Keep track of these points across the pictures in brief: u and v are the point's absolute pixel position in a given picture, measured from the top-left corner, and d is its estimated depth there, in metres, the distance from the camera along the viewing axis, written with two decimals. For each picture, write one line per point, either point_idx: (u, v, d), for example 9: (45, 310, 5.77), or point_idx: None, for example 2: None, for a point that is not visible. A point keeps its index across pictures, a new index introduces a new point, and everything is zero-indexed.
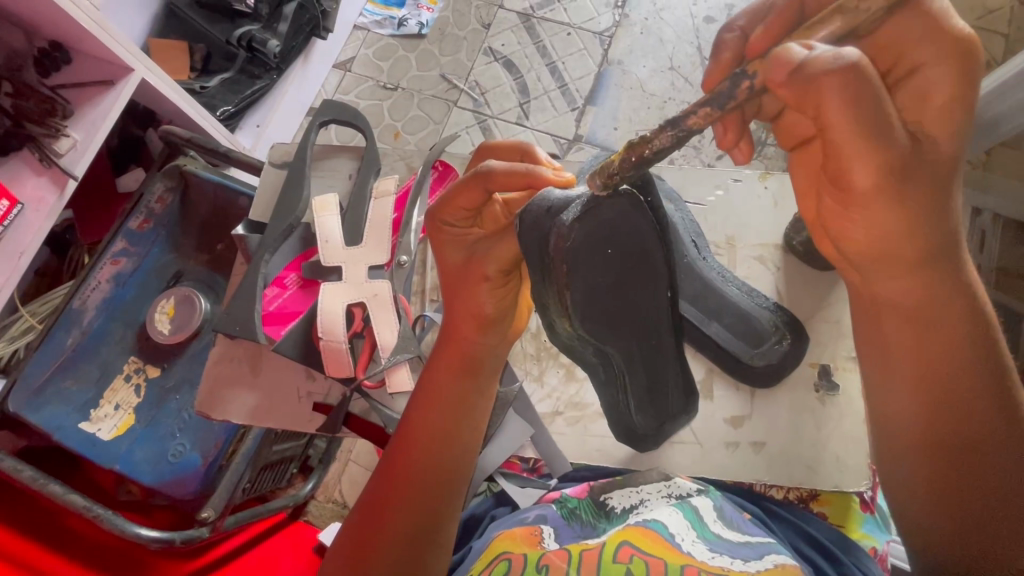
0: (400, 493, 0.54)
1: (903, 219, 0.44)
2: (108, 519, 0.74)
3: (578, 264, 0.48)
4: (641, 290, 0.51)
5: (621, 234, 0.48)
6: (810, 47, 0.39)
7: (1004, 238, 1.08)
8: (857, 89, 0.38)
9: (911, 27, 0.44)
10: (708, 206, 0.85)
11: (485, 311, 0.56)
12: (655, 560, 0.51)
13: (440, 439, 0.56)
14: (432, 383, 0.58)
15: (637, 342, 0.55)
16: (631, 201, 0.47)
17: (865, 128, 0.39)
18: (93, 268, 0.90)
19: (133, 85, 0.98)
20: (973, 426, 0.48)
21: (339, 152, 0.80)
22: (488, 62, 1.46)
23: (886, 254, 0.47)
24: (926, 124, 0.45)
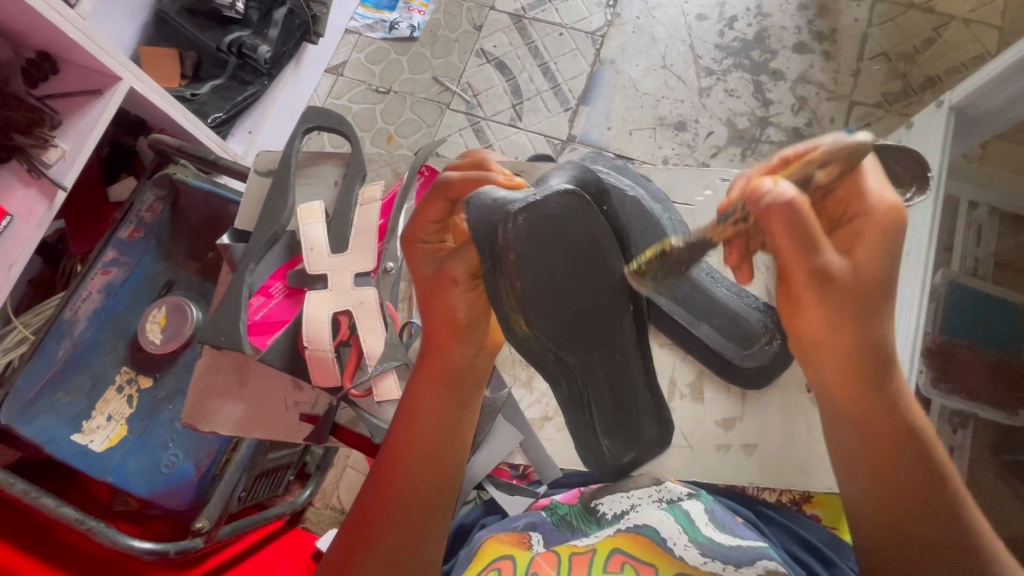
0: (392, 513, 0.54)
1: (830, 315, 0.51)
2: (102, 532, 0.74)
3: (528, 254, 0.48)
4: (602, 295, 0.53)
5: (575, 239, 0.49)
6: (775, 183, 0.47)
7: (1001, 230, 1.07)
8: (796, 228, 0.46)
9: (851, 188, 0.52)
10: (696, 206, 0.80)
11: (458, 315, 0.56)
12: (645, 565, 0.52)
13: (430, 456, 0.56)
14: (415, 398, 0.57)
15: (600, 356, 0.58)
16: (579, 201, 0.48)
17: (795, 239, 0.47)
18: (83, 279, 0.89)
19: (122, 94, 0.98)
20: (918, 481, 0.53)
21: (323, 159, 0.79)
22: (480, 64, 1.46)
23: (824, 341, 0.54)
24: (860, 254, 0.51)
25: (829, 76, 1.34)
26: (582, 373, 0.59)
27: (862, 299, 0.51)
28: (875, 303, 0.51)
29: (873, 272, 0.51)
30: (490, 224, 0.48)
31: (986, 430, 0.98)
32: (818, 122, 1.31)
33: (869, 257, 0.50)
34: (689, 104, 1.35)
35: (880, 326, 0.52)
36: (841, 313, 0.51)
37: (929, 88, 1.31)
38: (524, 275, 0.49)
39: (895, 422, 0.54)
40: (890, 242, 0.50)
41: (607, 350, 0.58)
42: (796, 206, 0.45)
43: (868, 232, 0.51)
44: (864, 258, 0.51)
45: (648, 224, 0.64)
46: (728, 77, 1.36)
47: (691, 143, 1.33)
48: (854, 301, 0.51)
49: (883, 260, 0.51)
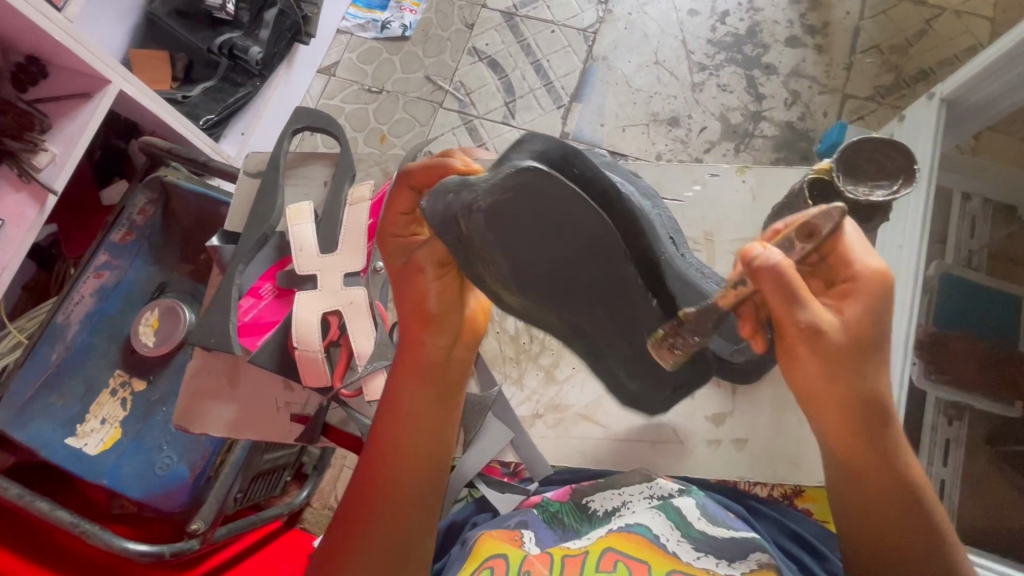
0: (382, 515, 0.54)
1: (821, 373, 0.51)
2: (97, 534, 0.74)
3: (493, 238, 0.46)
4: (595, 258, 0.49)
5: (540, 216, 0.45)
6: (764, 248, 0.47)
7: (994, 221, 1.07)
8: (784, 292, 0.46)
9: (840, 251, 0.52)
10: (686, 202, 0.80)
11: (429, 304, 0.55)
12: (640, 564, 0.50)
13: (417, 456, 0.56)
14: (397, 396, 0.57)
15: (604, 307, 0.54)
16: (538, 176, 0.42)
17: (785, 301, 0.47)
18: (75, 283, 0.89)
19: (111, 97, 0.98)
20: (899, 521, 0.54)
21: (313, 159, 0.79)
22: (473, 63, 1.45)
23: (817, 394, 0.53)
24: (851, 309, 0.50)
25: (822, 69, 1.34)
26: (592, 330, 0.58)
27: (852, 354, 0.50)
28: (868, 357, 0.51)
29: (860, 328, 0.50)
30: (450, 216, 0.47)
31: (981, 422, 0.98)
32: (811, 116, 1.31)
33: (854, 313, 0.50)
34: (682, 100, 1.35)
35: (872, 378, 0.51)
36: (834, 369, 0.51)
37: (922, 81, 1.31)
38: (495, 258, 0.49)
39: (880, 459, 0.54)
40: (878, 301, 0.51)
41: (611, 302, 0.54)
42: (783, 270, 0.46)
43: (856, 295, 0.51)
44: (852, 314, 0.50)
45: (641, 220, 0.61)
46: (721, 72, 1.36)
47: (684, 138, 1.33)
48: (842, 355, 0.50)
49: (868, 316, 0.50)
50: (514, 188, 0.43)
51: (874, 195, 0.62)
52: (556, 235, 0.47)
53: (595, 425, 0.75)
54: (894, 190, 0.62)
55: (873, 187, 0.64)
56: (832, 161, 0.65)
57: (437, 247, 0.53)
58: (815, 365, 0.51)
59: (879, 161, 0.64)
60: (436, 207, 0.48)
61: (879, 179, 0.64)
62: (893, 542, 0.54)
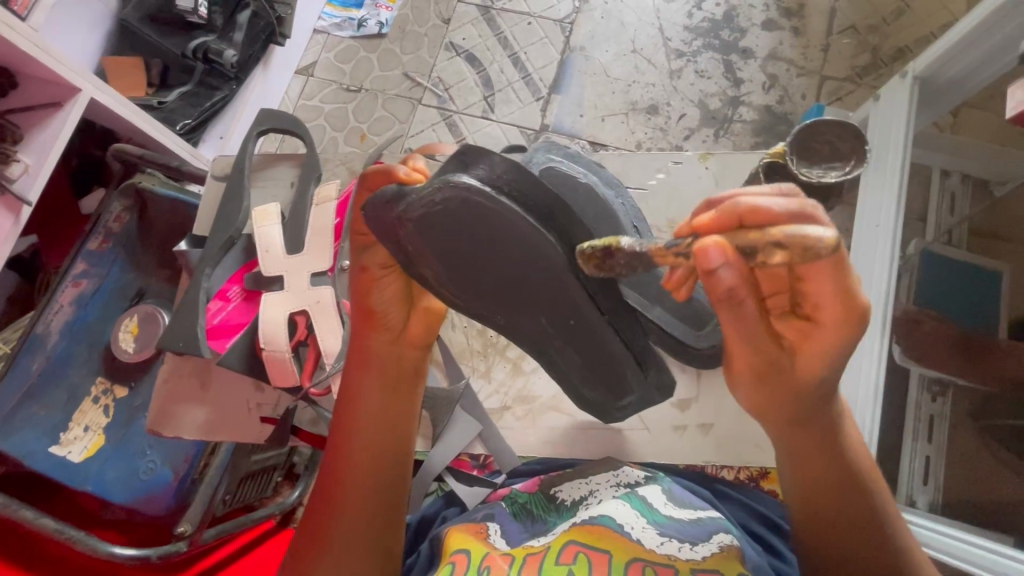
0: (340, 499, 0.58)
1: (762, 384, 0.53)
2: (81, 540, 0.75)
3: (427, 247, 0.49)
4: (531, 269, 0.50)
5: (469, 236, 0.47)
6: (714, 267, 0.40)
7: (973, 199, 1.05)
8: (734, 313, 0.45)
9: (823, 284, 0.44)
10: (650, 189, 0.81)
11: (376, 308, 0.59)
12: (601, 554, 0.51)
13: (374, 446, 0.60)
14: (354, 390, 0.61)
15: (547, 315, 0.55)
16: (466, 198, 0.44)
17: (734, 322, 0.47)
18: (53, 293, 0.90)
19: (82, 105, 0.98)
20: (849, 504, 0.55)
21: (278, 161, 0.82)
22: (450, 58, 1.45)
23: (764, 402, 0.55)
24: (812, 350, 0.49)
25: (799, 52, 1.34)
26: (541, 338, 0.60)
27: (807, 392, 0.52)
28: (818, 396, 0.53)
29: (817, 377, 0.51)
30: (382, 223, 0.49)
31: (965, 398, 0.94)
32: (789, 99, 1.31)
33: (810, 361, 0.50)
34: (660, 87, 1.35)
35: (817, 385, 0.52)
36: (786, 397, 0.53)
37: (898, 60, 1.30)
38: (431, 263, 0.52)
39: (828, 446, 0.55)
40: (838, 347, 0.48)
41: (559, 314, 0.54)
42: (730, 292, 0.42)
43: (812, 342, 0.49)
44: (808, 360, 0.50)
45: (604, 212, 0.68)
46: (699, 58, 1.36)
47: (664, 126, 1.33)
48: (799, 390, 0.52)
49: (822, 362, 0.50)
50: (447, 201, 0.44)
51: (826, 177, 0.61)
52: (492, 243, 0.48)
53: (563, 415, 0.77)
54: None
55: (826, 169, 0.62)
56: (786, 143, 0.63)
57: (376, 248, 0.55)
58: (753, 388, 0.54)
59: None
60: (374, 209, 0.49)
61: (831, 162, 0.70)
62: (835, 525, 0.55)
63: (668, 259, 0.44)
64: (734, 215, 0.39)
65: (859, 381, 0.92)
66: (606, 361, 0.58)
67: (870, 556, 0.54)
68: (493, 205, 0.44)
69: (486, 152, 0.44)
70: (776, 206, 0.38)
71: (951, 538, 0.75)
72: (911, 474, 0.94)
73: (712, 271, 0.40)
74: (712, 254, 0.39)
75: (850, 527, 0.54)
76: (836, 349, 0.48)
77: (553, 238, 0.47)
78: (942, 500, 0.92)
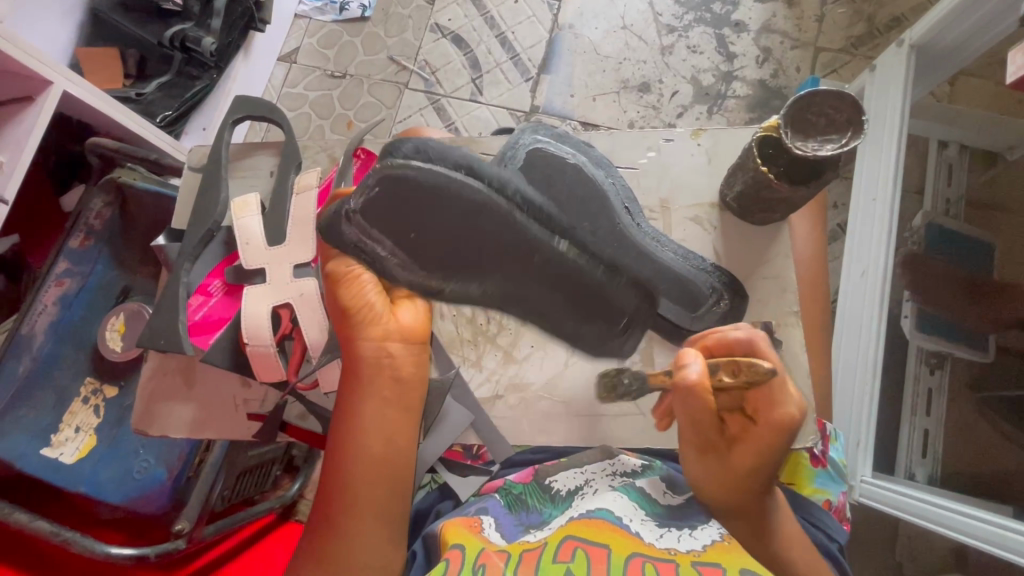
0: (343, 520, 0.61)
1: (709, 460, 0.59)
2: (77, 541, 0.74)
3: (379, 235, 0.61)
4: (486, 226, 0.59)
5: (422, 208, 0.58)
6: (689, 366, 0.55)
7: (971, 167, 1.04)
8: (686, 409, 0.55)
9: (771, 391, 0.56)
10: (641, 169, 0.76)
11: (347, 305, 0.62)
12: (599, 548, 0.49)
13: (377, 467, 0.62)
14: (351, 415, 0.63)
15: (516, 270, 0.63)
16: (386, 176, 0.57)
17: (692, 413, 0.56)
18: (37, 293, 0.88)
19: (55, 98, 0.95)
20: (779, 555, 0.59)
21: (257, 150, 0.79)
22: (436, 40, 1.41)
23: (710, 481, 0.59)
24: (750, 441, 0.57)
25: (793, 23, 1.30)
26: (528, 296, 0.66)
27: (748, 481, 0.57)
28: (767, 477, 0.57)
29: (754, 470, 0.57)
30: (332, 227, 0.62)
31: (962, 370, 0.94)
32: (783, 72, 1.28)
33: (747, 456, 0.57)
34: (652, 64, 1.32)
35: (767, 462, 0.57)
36: (726, 474, 0.58)
37: (894, 29, 1.27)
38: (394, 251, 0.62)
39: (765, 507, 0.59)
40: (771, 446, 0.56)
41: (526, 262, 0.62)
42: (692, 393, 0.54)
43: (753, 435, 0.57)
44: (741, 450, 0.57)
45: (593, 195, 0.68)
46: (690, 33, 1.32)
47: (657, 104, 1.30)
48: (740, 479, 0.57)
49: (759, 456, 0.57)
50: (379, 181, 0.57)
51: (822, 150, 0.57)
52: (439, 213, 0.58)
53: (557, 403, 0.73)
54: (844, 143, 0.58)
55: (821, 142, 0.60)
56: (780, 116, 0.59)
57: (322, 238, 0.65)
58: (696, 462, 0.59)
59: (828, 114, 0.59)
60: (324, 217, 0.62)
61: (827, 134, 0.60)
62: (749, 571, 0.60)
63: (660, 379, 0.63)
64: (707, 346, 0.59)
65: (857, 358, 0.91)
66: (588, 294, 0.65)
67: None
68: (430, 174, 0.57)
69: (405, 138, 0.58)
70: (734, 336, 0.58)
71: (952, 511, 0.74)
72: (910, 448, 0.93)
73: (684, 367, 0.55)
74: (688, 353, 0.56)
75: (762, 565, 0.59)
76: (773, 444, 0.56)
77: (495, 192, 0.59)
78: (939, 473, 0.91)
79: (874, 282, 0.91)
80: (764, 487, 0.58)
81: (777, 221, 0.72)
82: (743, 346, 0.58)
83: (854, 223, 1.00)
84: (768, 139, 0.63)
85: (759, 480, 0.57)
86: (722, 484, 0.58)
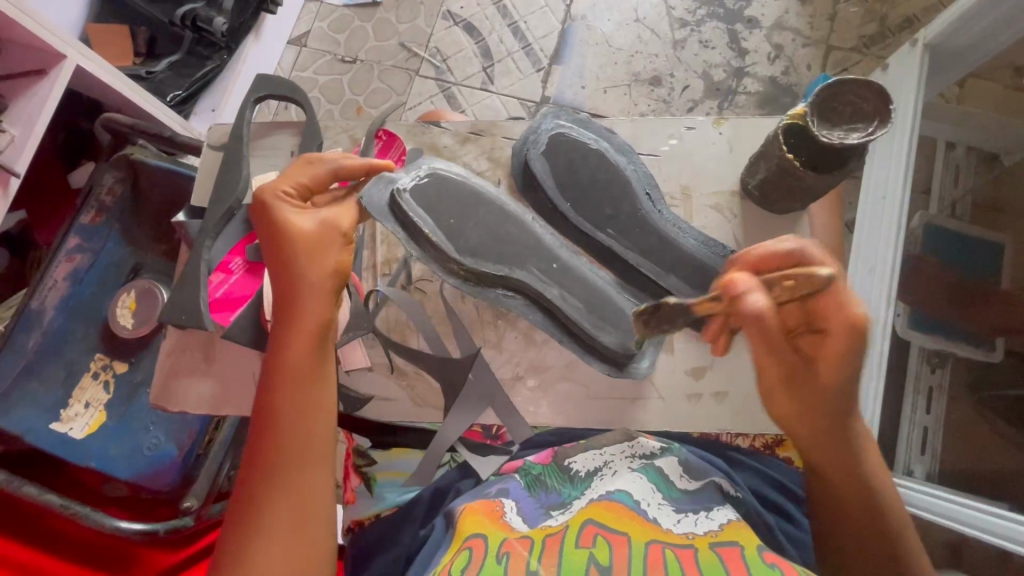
0: (287, 480, 0.57)
1: (788, 394, 0.58)
2: (87, 515, 0.75)
3: (422, 216, 0.70)
4: (510, 219, 0.71)
5: (450, 203, 0.71)
6: (750, 289, 0.50)
7: (978, 170, 1.02)
8: (760, 332, 0.50)
9: (830, 303, 0.53)
10: (663, 156, 0.76)
11: (340, 265, 0.63)
12: (619, 535, 0.49)
13: (320, 424, 0.60)
14: (287, 373, 0.60)
15: (534, 265, 0.70)
16: (436, 177, 0.72)
17: (768, 339, 0.52)
18: (47, 268, 0.87)
19: (67, 74, 0.94)
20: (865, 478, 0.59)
21: (278, 129, 0.79)
22: (448, 27, 1.40)
23: (798, 409, 0.58)
24: (829, 361, 0.55)
25: (805, 21, 1.30)
26: (533, 297, 0.71)
27: (829, 403, 0.57)
28: (844, 397, 0.57)
29: (836, 385, 0.56)
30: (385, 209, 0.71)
31: (964, 369, 0.94)
32: (795, 70, 1.29)
33: (831, 371, 0.55)
34: (664, 58, 1.32)
35: (846, 378, 0.56)
36: (812, 403, 0.57)
37: (906, 29, 1.27)
38: (433, 231, 0.70)
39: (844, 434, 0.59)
40: (852, 354, 0.54)
41: (541, 257, 0.70)
42: (762, 319, 0.49)
43: (829, 351, 0.55)
44: (827, 370, 0.55)
45: (614, 179, 0.72)
46: (703, 28, 1.32)
47: (667, 98, 1.31)
48: (825, 400, 0.57)
49: (841, 369, 0.55)
50: (430, 177, 0.72)
51: (849, 138, 0.58)
52: (469, 210, 0.71)
53: (577, 385, 0.74)
54: (871, 132, 0.58)
55: (848, 130, 0.60)
56: (809, 104, 0.60)
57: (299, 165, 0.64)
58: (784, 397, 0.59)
59: (855, 103, 0.60)
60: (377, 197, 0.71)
61: (853, 122, 0.61)
62: (848, 503, 0.59)
63: (704, 308, 0.53)
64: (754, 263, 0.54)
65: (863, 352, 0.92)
66: (576, 283, 0.70)
67: (871, 536, 0.59)
68: (467, 182, 0.72)
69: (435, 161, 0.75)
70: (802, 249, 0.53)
71: (959, 505, 0.74)
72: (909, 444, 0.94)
73: (742, 294, 0.50)
74: (743, 275, 0.50)
75: (846, 495, 0.60)
76: (848, 354, 0.54)
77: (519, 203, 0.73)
78: (939, 469, 0.90)
79: (881, 278, 0.91)
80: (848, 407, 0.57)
81: (796, 211, 0.73)
82: (795, 255, 0.53)
83: (861, 220, 1.01)
84: (794, 128, 0.63)
85: (843, 400, 0.57)
86: (812, 413, 0.58)
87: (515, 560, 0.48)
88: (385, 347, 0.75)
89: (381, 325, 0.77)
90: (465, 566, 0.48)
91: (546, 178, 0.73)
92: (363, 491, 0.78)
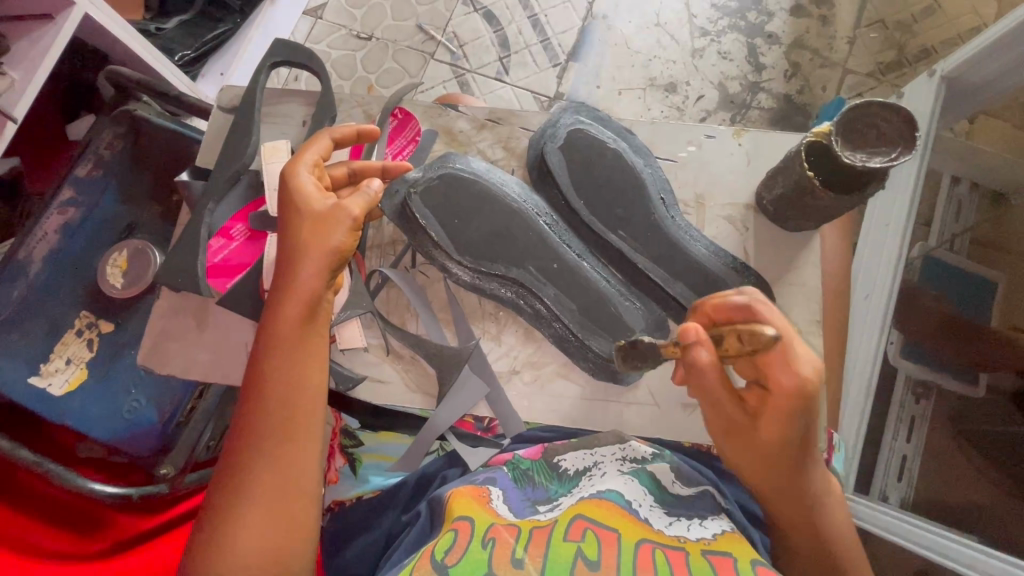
0: (264, 453, 0.56)
1: (744, 443, 0.60)
2: (60, 475, 0.73)
3: (428, 214, 0.70)
4: (515, 226, 0.70)
5: (463, 199, 0.70)
6: (695, 340, 0.54)
7: (982, 207, 1.01)
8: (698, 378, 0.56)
9: (774, 365, 0.53)
10: (679, 162, 0.76)
11: (338, 248, 0.58)
12: (609, 531, 0.49)
13: (298, 402, 0.58)
14: (270, 349, 0.59)
15: (535, 262, 0.70)
16: (452, 177, 0.70)
17: (710, 387, 0.56)
18: (39, 220, 0.87)
19: (75, 21, 0.90)
20: (822, 530, 0.60)
21: (291, 97, 0.78)
22: (467, 13, 1.38)
23: (755, 459, 0.59)
24: (775, 417, 0.55)
25: (825, 42, 1.30)
26: (529, 292, 0.71)
27: (773, 458, 0.58)
28: (793, 456, 0.57)
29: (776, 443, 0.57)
30: (400, 213, 0.71)
31: (949, 401, 0.95)
32: (810, 90, 1.28)
33: (769, 429, 0.56)
34: (681, 65, 1.31)
35: (800, 441, 0.56)
36: (762, 459, 0.59)
37: (923, 60, 1.27)
38: (438, 229, 0.70)
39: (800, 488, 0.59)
40: (793, 415, 0.54)
41: (542, 255, 0.70)
42: (705, 370, 0.54)
43: (777, 413, 0.55)
44: (766, 426, 0.56)
45: (629, 182, 0.71)
46: (723, 39, 1.32)
47: (682, 105, 1.30)
48: (767, 457, 0.58)
49: (780, 429, 0.55)
50: (442, 176, 0.70)
51: (872, 161, 0.58)
52: (476, 212, 0.70)
53: (573, 383, 0.74)
54: (894, 156, 0.59)
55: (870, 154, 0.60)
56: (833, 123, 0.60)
57: (325, 144, 0.62)
58: (735, 446, 0.61)
59: (878, 126, 0.60)
60: (392, 203, 0.71)
61: (876, 146, 0.60)
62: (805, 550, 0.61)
63: (671, 351, 0.58)
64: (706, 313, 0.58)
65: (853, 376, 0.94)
66: (579, 284, 0.70)
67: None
68: (480, 181, 0.70)
69: (456, 157, 0.72)
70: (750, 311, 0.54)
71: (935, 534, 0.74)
72: (887, 470, 0.93)
73: (690, 345, 0.55)
74: (690, 328, 0.54)
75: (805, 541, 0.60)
76: (790, 416, 0.54)
77: (534, 212, 0.71)
78: (913, 497, 0.91)
79: (878, 305, 0.92)
80: (799, 465, 0.58)
81: (809, 230, 0.73)
82: (744, 312, 0.55)
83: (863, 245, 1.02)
84: (815, 145, 0.63)
85: (789, 460, 0.57)
86: (767, 468, 0.59)
87: (501, 546, 0.47)
88: (382, 328, 0.74)
89: (380, 306, 0.75)
90: (450, 548, 0.48)
91: (560, 174, 0.72)
92: (348, 473, 0.76)
